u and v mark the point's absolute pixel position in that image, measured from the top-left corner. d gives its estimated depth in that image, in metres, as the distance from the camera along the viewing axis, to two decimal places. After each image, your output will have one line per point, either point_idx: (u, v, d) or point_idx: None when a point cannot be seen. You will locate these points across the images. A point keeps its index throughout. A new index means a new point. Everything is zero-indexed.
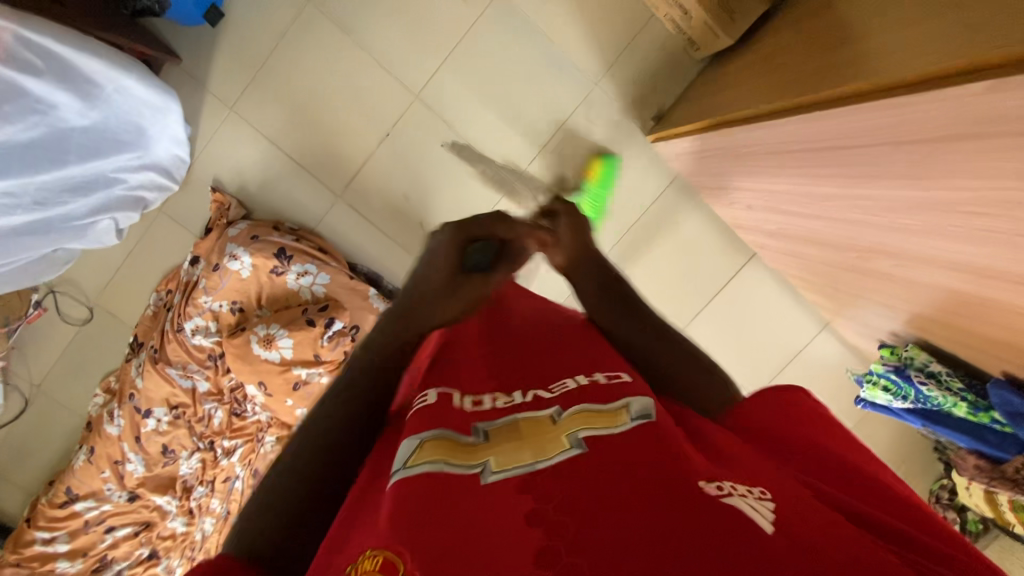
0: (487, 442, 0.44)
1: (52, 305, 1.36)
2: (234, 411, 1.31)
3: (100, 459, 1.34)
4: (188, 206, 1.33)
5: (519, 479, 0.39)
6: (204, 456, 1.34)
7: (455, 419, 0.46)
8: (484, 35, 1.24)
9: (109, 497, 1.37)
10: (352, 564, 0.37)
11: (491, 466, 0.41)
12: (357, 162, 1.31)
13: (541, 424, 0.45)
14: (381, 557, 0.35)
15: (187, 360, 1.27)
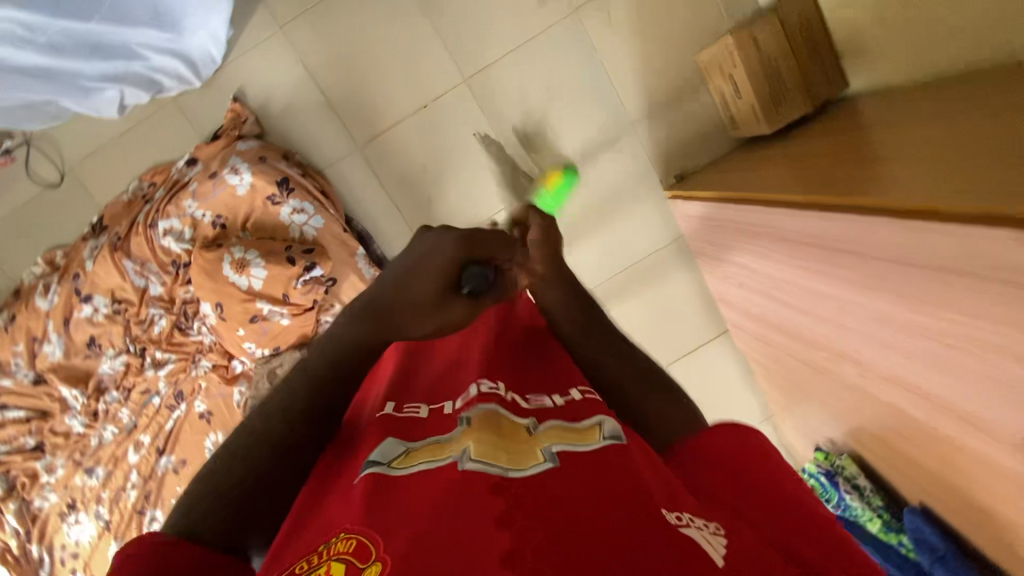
0: (467, 433, 0.44)
1: (22, 157, 1.27)
2: (178, 324, 1.25)
3: (19, 330, 1.24)
4: (202, 108, 1.28)
5: (496, 476, 0.38)
6: (130, 361, 1.27)
7: (441, 424, 0.50)
8: (548, 47, 1.26)
9: (12, 373, 1.26)
10: (323, 543, 0.36)
11: (471, 453, 0.40)
12: (386, 122, 1.30)
13: (518, 431, 0.47)
14: (355, 539, 0.34)
15: (149, 259, 1.21)
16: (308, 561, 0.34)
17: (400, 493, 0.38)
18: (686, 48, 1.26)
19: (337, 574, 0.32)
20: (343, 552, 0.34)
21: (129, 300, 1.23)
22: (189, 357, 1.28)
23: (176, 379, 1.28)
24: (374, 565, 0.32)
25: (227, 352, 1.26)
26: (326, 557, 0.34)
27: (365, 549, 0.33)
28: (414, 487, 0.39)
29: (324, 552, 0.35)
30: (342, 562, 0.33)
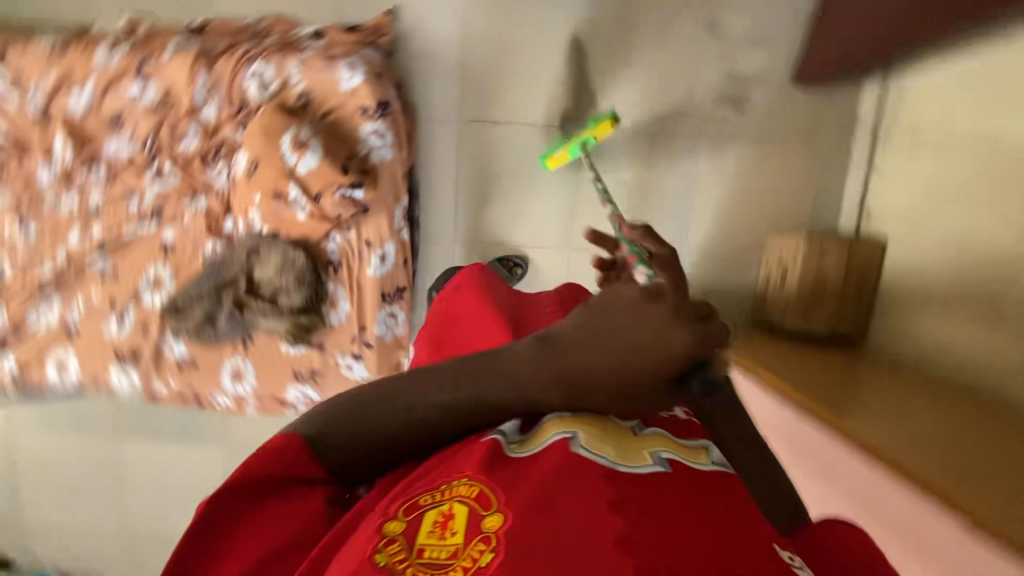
0: (578, 417, 0.47)
1: None
2: (204, 155, 1.23)
3: (58, 61, 1.17)
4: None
5: (604, 466, 0.42)
6: (137, 155, 1.23)
7: (553, 413, 0.49)
8: (662, 153, 1.34)
9: (23, 94, 1.18)
10: (437, 487, 0.43)
11: (581, 439, 0.44)
12: (495, 117, 1.33)
13: (624, 432, 0.47)
14: (477, 487, 0.41)
15: (222, 85, 1.19)
16: (435, 493, 0.43)
17: (512, 465, 0.43)
18: (762, 227, 1.36)
19: (461, 514, 0.41)
20: (466, 496, 0.41)
21: (175, 104, 1.20)
22: (192, 187, 1.25)
23: (165, 199, 1.26)
24: (496, 515, 0.40)
25: (227, 207, 1.25)
26: (447, 496, 0.42)
27: (485, 498, 0.41)
28: (527, 460, 0.44)
29: (446, 490, 0.42)
30: (465, 505, 0.41)
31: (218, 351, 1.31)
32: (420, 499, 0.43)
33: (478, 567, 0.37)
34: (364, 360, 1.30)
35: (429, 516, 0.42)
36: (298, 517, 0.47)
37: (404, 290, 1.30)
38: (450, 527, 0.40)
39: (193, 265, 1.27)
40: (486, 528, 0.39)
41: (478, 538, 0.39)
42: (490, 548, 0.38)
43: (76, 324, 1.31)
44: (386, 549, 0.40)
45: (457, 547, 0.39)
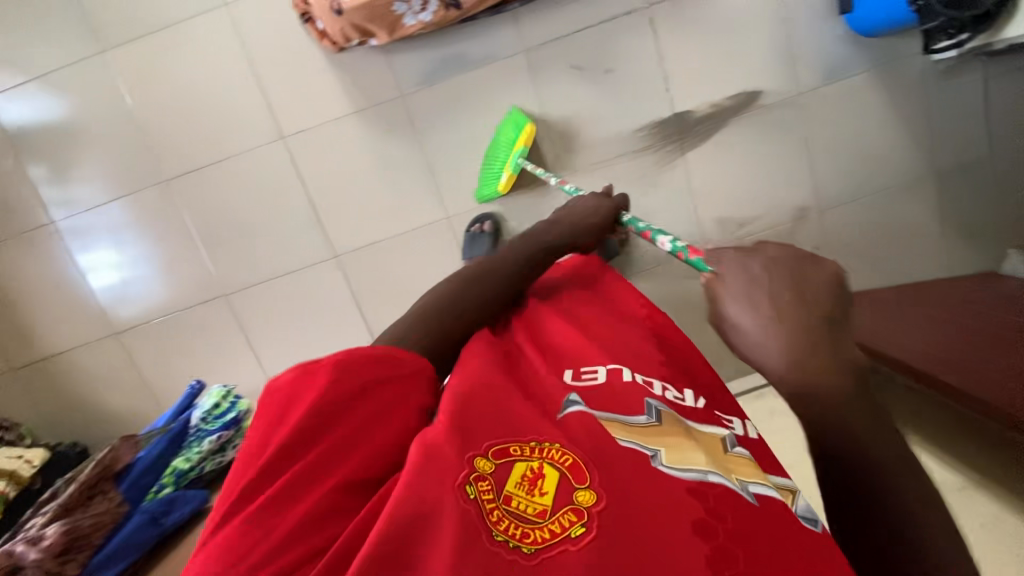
0: (660, 429, 0.49)
1: None
2: None
3: None
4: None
5: (692, 482, 0.44)
6: None
7: (628, 397, 0.52)
8: (683, 222, 1.33)
9: None
10: (522, 444, 0.45)
11: (663, 459, 0.46)
12: (660, 41, 1.23)
13: (717, 444, 0.51)
14: (568, 456, 0.44)
15: None
16: (525, 447, 0.45)
17: (600, 439, 0.46)
18: None
19: (551, 477, 0.43)
20: (557, 463, 0.44)
21: None
22: None
23: None
24: (587, 491, 0.42)
25: None
26: (539, 454, 0.45)
27: (578, 470, 0.44)
28: (608, 440, 0.47)
29: (535, 449, 0.45)
30: (554, 470, 0.44)
31: None
32: (511, 446, 0.45)
33: (568, 535, 0.40)
34: None
35: (520, 467, 0.44)
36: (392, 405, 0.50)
37: (456, 6, 1.10)
38: (541, 485, 0.43)
39: None
40: (578, 501, 0.42)
41: (568, 508, 0.41)
42: (581, 521, 0.41)
43: None
44: (476, 482, 0.42)
45: (547, 507, 0.42)
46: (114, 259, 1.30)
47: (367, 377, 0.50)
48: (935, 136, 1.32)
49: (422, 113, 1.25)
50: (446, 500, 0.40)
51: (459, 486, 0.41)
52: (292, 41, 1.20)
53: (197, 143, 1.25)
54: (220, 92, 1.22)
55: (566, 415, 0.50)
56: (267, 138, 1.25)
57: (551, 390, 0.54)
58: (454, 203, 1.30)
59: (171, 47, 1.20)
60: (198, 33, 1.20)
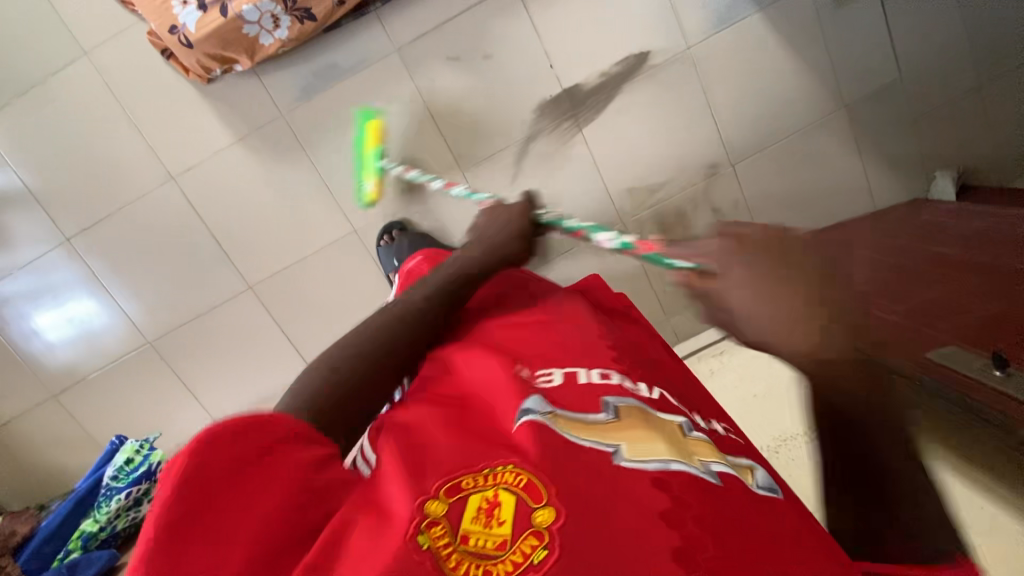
0: (617, 425, 0.46)
1: None
2: None
3: None
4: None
5: (653, 472, 0.42)
6: None
7: (583, 395, 0.49)
8: (596, 199, 1.31)
9: None
10: (479, 471, 0.41)
11: (624, 453, 0.43)
12: (534, 17, 1.19)
13: (674, 426, 0.49)
14: (523, 477, 0.40)
15: None
16: (478, 477, 0.41)
17: (556, 453, 0.42)
18: None
19: (507, 503, 0.39)
20: (513, 485, 0.40)
21: None
22: None
23: None
24: (547, 509, 0.39)
25: None
26: (493, 481, 0.40)
27: (534, 489, 0.40)
28: (567, 454, 0.42)
29: (489, 476, 0.41)
30: (513, 493, 0.39)
31: None
32: (463, 481, 0.41)
33: (529, 564, 0.36)
34: (205, 14, 1.03)
35: (474, 500, 0.39)
36: (301, 463, 0.41)
37: (311, 17, 1.07)
38: (497, 514, 0.39)
39: None
40: (537, 522, 0.38)
41: (527, 533, 0.37)
42: (542, 544, 0.37)
43: None
44: (429, 529, 0.37)
45: (506, 538, 0.37)
46: (57, 319, 1.31)
47: (253, 440, 0.40)
48: (838, 69, 1.28)
49: (308, 133, 1.23)
50: (394, 551, 0.35)
51: (409, 538, 0.36)
52: (162, 82, 1.18)
53: (94, 196, 1.24)
54: (102, 142, 1.21)
55: (516, 428, 0.45)
56: (159, 181, 1.23)
57: (494, 401, 0.50)
58: (360, 217, 1.29)
59: (45, 106, 1.19)
60: (68, 87, 1.18)
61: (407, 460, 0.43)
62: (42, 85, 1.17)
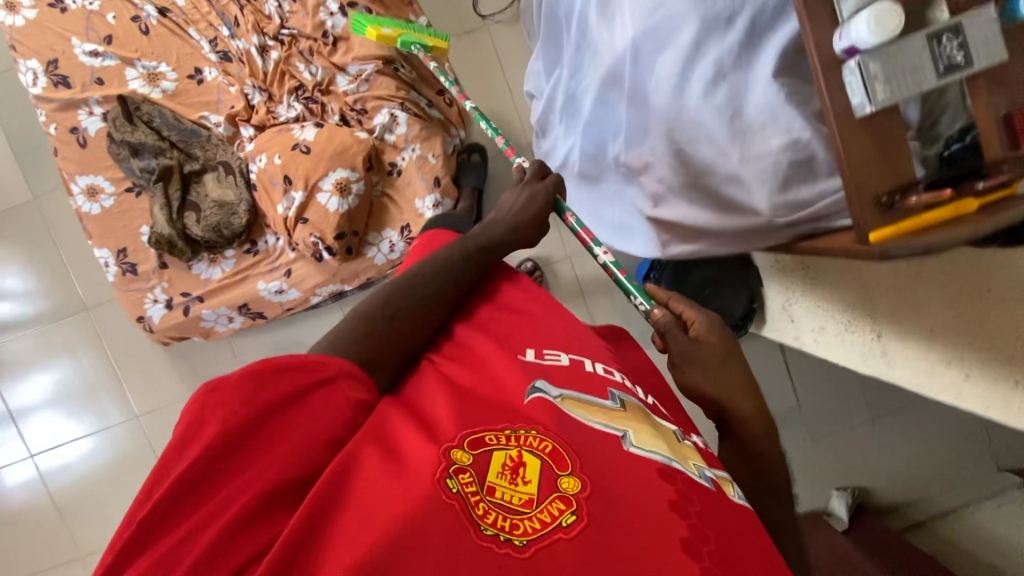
0: (622, 415, 0.55)
1: None
2: (291, 91, 1.21)
3: None
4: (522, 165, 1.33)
5: (659, 463, 0.50)
6: (270, 16, 1.20)
7: (596, 381, 0.58)
8: None
9: None
10: (502, 434, 0.50)
11: (631, 438, 0.52)
12: None
13: (674, 438, 0.57)
14: (546, 443, 0.49)
15: (365, 96, 1.19)
16: (499, 437, 0.50)
17: (572, 427, 0.51)
18: None
19: (532, 465, 0.48)
20: (535, 450, 0.49)
21: (336, 49, 1.19)
22: (260, 83, 1.21)
23: (241, 57, 1.21)
24: (570, 478, 0.47)
25: (260, 124, 1.21)
26: (518, 443, 0.49)
27: (560, 458, 0.48)
28: (580, 430, 0.51)
29: (513, 437, 0.50)
30: (535, 458, 0.48)
31: (106, 159, 1.19)
32: (486, 437, 0.50)
33: (559, 525, 0.45)
34: (168, 311, 1.22)
35: (497, 456, 0.48)
36: (315, 418, 0.51)
37: (262, 317, 1.25)
38: (522, 474, 0.47)
39: (190, 104, 1.22)
40: (563, 488, 0.46)
41: (553, 496, 0.46)
42: (569, 509, 0.45)
43: (61, 1, 1.17)
44: (457, 474, 0.46)
45: (531, 497, 0.46)
46: None
47: (285, 383, 0.50)
48: None
49: None
50: (428, 488, 0.45)
51: (439, 479, 0.45)
52: (126, 329, 1.36)
53: (47, 414, 1.37)
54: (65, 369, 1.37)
55: (528, 403, 0.54)
56: (102, 400, 1.37)
57: (506, 375, 0.58)
58: None
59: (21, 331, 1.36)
60: (48, 316, 1.35)
61: (419, 433, 0.51)
62: (25, 315, 1.35)
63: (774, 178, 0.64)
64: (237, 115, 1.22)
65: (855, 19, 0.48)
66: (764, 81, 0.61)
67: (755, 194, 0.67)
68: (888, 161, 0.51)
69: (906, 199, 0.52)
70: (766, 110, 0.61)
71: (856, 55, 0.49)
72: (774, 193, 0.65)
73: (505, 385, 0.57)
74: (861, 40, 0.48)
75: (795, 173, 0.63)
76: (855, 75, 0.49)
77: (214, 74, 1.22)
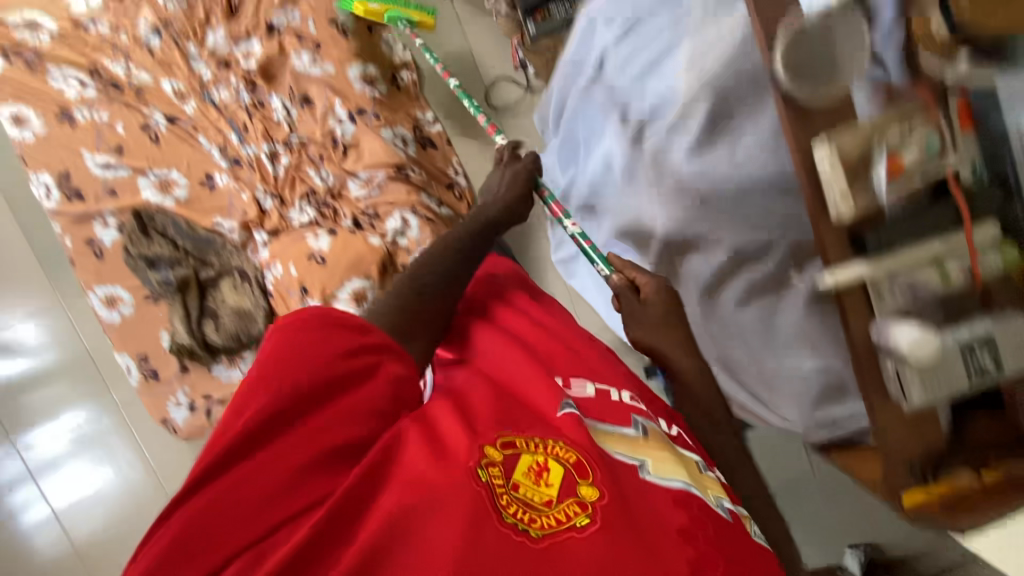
0: (645, 443, 0.58)
1: (520, 78, 1.31)
2: (304, 197, 1.22)
3: (324, 39, 1.15)
4: (530, 254, 1.36)
5: (676, 490, 0.54)
6: (280, 122, 1.20)
7: (619, 411, 0.61)
8: None
9: (284, 9, 1.15)
10: (535, 438, 0.52)
11: (649, 467, 0.56)
12: None
13: (691, 464, 0.60)
14: (573, 456, 0.51)
15: (377, 200, 1.21)
16: (530, 442, 0.51)
17: (603, 456, 0.53)
18: None
19: (556, 470, 0.49)
20: (564, 459, 0.50)
21: (347, 155, 1.20)
22: (272, 188, 1.22)
23: (252, 163, 1.22)
24: (591, 487, 0.49)
25: (274, 229, 1.23)
26: (546, 451, 0.51)
27: (580, 467, 0.50)
28: (608, 460, 0.54)
29: (541, 445, 0.51)
30: (562, 466, 0.50)
31: (124, 269, 1.22)
32: (516, 441, 0.51)
33: (573, 524, 0.46)
34: (189, 414, 1.25)
35: (526, 460, 0.50)
36: (362, 386, 0.51)
37: None
38: (547, 477, 0.49)
39: (203, 210, 1.23)
40: (583, 495, 0.48)
41: (572, 499, 0.48)
42: (585, 512, 0.47)
43: (70, 114, 1.17)
44: (489, 468, 0.48)
45: (552, 498, 0.48)
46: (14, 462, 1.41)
47: (341, 347, 0.52)
48: None
49: None
50: (466, 479, 0.46)
51: (476, 470, 0.47)
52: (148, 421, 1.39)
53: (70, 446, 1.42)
54: (82, 415, 1.42)
55: (558, 416, 0.56)
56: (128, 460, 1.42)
57: (535, 390, 0.60)
58: None
59: (42, 382, 1.42)
60: (69, 361, 1.43)
61: (458, 421, 0.52)
62: (46, 365, 1.43)
63: (804, 401, 0.61)
64: (251, 221, 1.23)
65: (891, 326, 0.45)
66: (797, 308, 0.59)
67: (788, 408, 0.64)
68: (919, 436, 0.48)
69: (947, 472, 0.49)
70: (797, 334, 0.60)
71: (888, 356, 0.46)
72: (808, 414, 0.62)
73: (534, 398, 0.59)
74: (893, 345, 0.44)
75: (828, 399, 0.60)
76: (891, 372, 0.46)
77: (226, 181, 1.23)
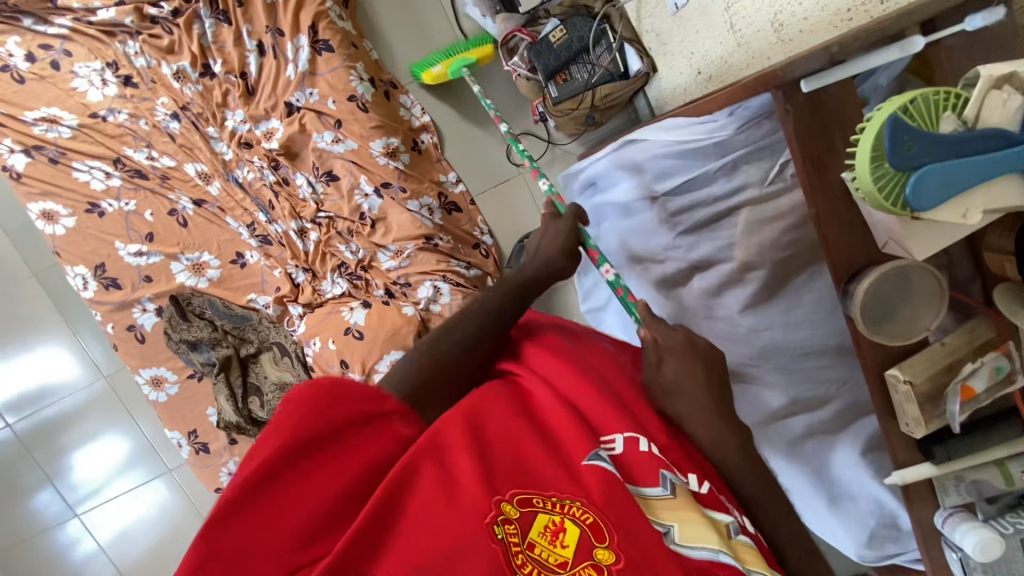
0: (673, 503, 0.45)
1: (542, 131, 1.27)
2: (335, 271, 1.21)
3: (343, 114, 1.13)
4: (560, 307, 1.37)
5: (703, 562, 0.42)
6: (306, 199, 1.18)
7: (641, 458, 0.47)
8: None
9: (302, 86, 1.13)
10: (555, 495, 0.42)
11: (675, 535, 0.43)
12: None
13: (720, 526, 0.46)
14: (590, 515, 0.41)
15: (408, 269, 1.19)
16: (548, 498, 0.42)
17: (626, 503, 0.42)
18: None
19: (572, 530, 0.40)
20: (580, 518, 0.41)
21: (375, 229, 1.18)
22: (302, 264, 1.22)
23: (281, 240, 1.21)
24: (608, 550, 0.40)
25: (308, 302, 1.22)
26: (562, 510, 0.41)
27: (598, 528, 0.40)
28: (633, 509, 0.42)
29: (558, 505, 0.41)
30: (576, 525, 0.40)
31: (165, 350, 1.25)
32: (534, 496, 0.42)
33: None
34: None
35: (541, 518, 0.41)
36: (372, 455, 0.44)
37: None
38: (561, 538, 0.40)
39: (237, 289, 1.24)
40: (598, 559, 0.39)
41: (587, 565, 0.39)
42: None
43: (98, 205, 1.19)
44: (504, 526, 0.40)
45: (567, 560, 0.39)
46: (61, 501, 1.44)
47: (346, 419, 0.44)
48: None
49: None
50: (475, 537, 0.38)
51: (488, 527, 0.39)
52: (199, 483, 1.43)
53: (112, 484, 1.45)
54: (119, 456, 1.44)
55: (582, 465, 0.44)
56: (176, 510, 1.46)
57: (559, 419, 0.49)
58: None
59: (68, 425, 1.43)
60: (90, 403, 1.43)
61: (476, 459, 0.43)
62: (73, 412, 1.43)
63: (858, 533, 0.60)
64: (284, 297, 1.23)
65: (963, 525, 0.47)
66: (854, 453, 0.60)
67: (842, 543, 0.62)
68: None
69: None
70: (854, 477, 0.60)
71: (954, 548, 0.48)
72: (864, 548, 0.60)
73: (560, 430, 0.48)
74: (960, 545, 0.47)
75: (882, 534, 0.59)
76: (954, 558, 0.49)
77: (258, 258, 1.24)
